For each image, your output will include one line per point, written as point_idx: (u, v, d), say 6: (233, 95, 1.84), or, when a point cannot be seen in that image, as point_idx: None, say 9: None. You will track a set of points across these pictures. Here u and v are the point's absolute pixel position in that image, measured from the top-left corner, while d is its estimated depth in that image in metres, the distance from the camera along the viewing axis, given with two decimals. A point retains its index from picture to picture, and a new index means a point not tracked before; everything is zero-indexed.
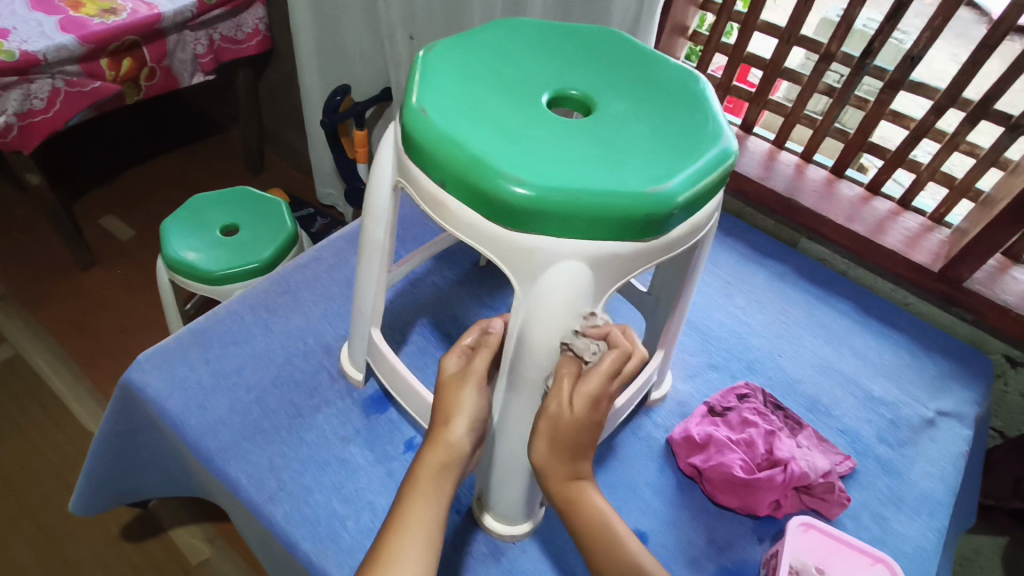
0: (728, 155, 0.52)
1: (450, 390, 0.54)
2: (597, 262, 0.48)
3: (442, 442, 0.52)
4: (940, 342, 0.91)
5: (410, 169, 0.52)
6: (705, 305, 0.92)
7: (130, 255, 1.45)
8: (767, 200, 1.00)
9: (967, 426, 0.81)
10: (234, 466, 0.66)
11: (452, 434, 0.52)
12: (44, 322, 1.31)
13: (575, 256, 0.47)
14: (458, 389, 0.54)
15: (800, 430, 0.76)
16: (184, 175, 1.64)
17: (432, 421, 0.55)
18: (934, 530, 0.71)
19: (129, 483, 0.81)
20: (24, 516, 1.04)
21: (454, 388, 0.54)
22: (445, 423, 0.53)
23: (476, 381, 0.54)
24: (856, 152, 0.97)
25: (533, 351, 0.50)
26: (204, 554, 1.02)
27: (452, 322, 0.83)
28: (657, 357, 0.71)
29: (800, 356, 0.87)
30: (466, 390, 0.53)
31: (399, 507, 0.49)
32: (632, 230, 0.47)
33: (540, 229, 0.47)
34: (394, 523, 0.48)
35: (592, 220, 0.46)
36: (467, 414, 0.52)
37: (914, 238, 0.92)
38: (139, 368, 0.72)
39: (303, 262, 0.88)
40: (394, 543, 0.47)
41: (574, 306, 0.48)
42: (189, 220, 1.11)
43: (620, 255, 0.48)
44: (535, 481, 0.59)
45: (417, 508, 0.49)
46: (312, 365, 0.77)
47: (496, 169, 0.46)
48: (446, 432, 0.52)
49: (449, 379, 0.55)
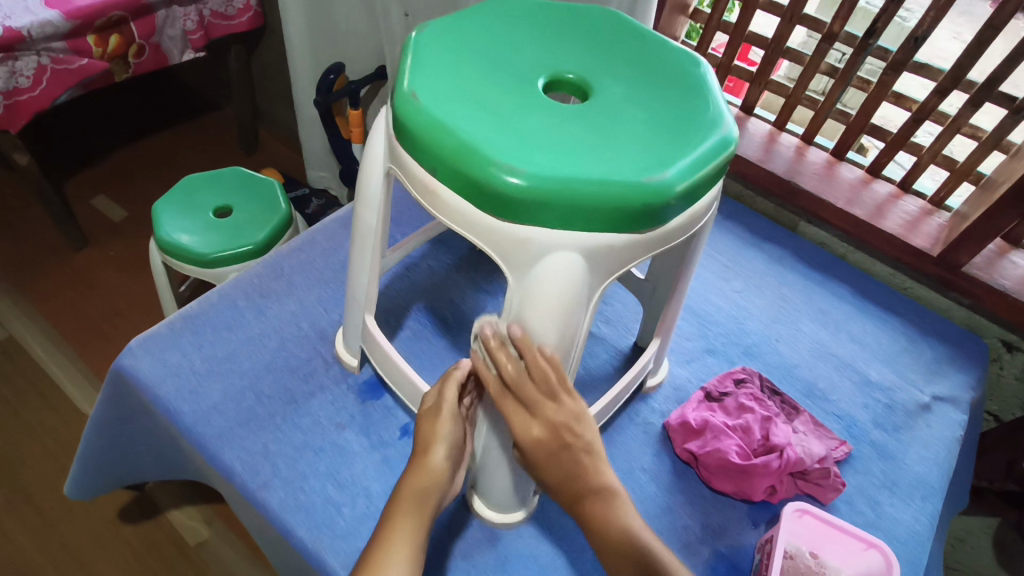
0: (728, 143, 0.50)
1: (426, 423, 0.56)
2: (591, 253, 0.47)
3: (424, 467, 0.54)
4: (937, 327, 0.91)
5: (401, 156, 0.51)
6: (703, 290, 0.92)
7: (122, 236, 1.43)
8: (767, 182, 0.99)
9: (961, 411, 0.81)
10: (228, 453, 0.66)
11: (431, 461, 0.54)
12: (36, 303, 1.30)
13: (568, 247, 0.46)
14: (435, 421, 0.56)
15: (797, 415, 0.76)
16: (176, 155, 1.62)
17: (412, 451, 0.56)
18: (927, 514, 0.72)
19: (126, 467, 0.80)
20: (21, 498, 1.04)
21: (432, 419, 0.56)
22: (425, 451, 0.55)
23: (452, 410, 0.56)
24: (857, 134, 0.96)
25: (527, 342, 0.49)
26: (202, 535, 1.02)
27: (448, 307, 0.83)
28: (654, 346, 0.70)
29: (797, 341, 0.87)
30: (443, 421, 0.56)
31: (380, 530, 0.51)
32: (627, 221, 0.46)
33: (533, 219, 0.46)
34: (375, 545, 0.49)
35: (587, 210, 0.45)
36: (445, 442, 0.55)
37: (913, 222, 0.91)
38: (130, 353, 0.71)
39: (296, 246, 0.86)
40: (378, 563, 0.48)
41: (568, 297, 0.47)
42: (181, 202, 1.09)
43: (614, 247, 0.47)
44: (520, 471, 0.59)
45: (397, 530, 0.50)
46: (306, 350, 0.76)
47: (488, 158, 0.45)
48: (427, 459, 0.54)
49: (427, 413, 0.57)
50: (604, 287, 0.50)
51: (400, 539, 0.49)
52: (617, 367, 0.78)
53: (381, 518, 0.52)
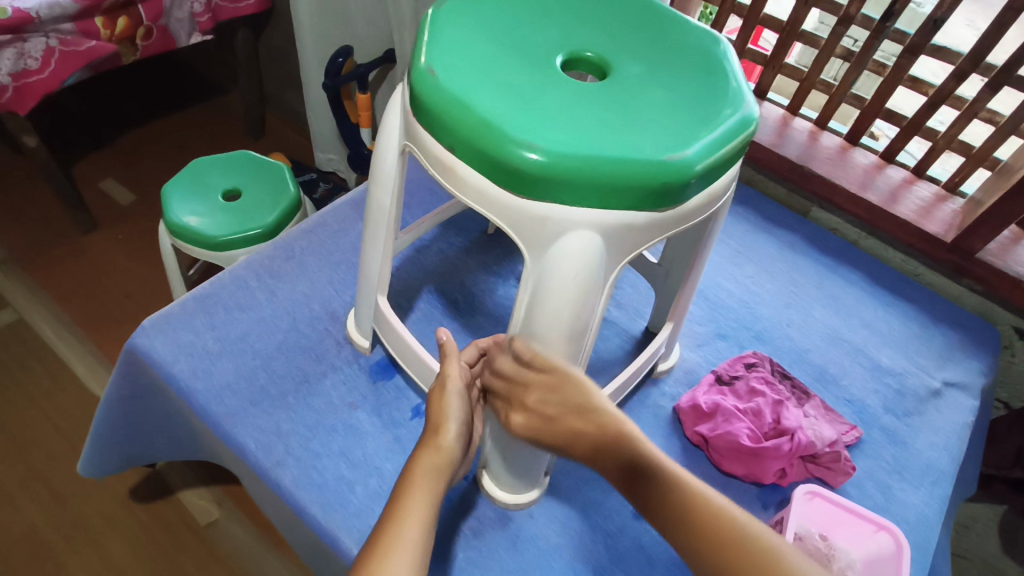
0: (749, 123, 0.50)
1: (434, 404, 0.57)
2: (610, 232, 0.47)
3: (435, 446, 0.54)
4: (949, 313, 0.90)
5: (419, 133, 0.51)
6: (714, 275, 0.91)
7: (131, 219, 1.44)
8: (780, 167, 0.98)
9: (973, 397, 0.81)
10: (241, 431, 0.66)
11: (443, 439, 0.54)
12: (46, 285, 1.30)
13: (587, 225, 0.46)
14: (443, 400, 0.56)
15: (808, 400, 0.76)
16: (183, 138, 1.62)
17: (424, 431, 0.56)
18: (937, 499, 0.72)
19: (138, 446, 0.81)
20: (33, 478, 1.05)
21: (442, 397, 0.56)
22: (437, 430, 0.55)
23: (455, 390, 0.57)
24: (872, 119, 0.94)
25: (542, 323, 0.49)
26: (212, 515, 1.03)
27: (459, 289, 0.83)
28: (667, 329, 0.70)
29: (808, 326, 0.87)
30: (452, 398, 0.56)
31: (392, 503, 0.50)
32: (647, 200, 0.46)
33: (552, 196, 0.45)
34: (388, 518, 0.48)
35: (607, 187, 0.44)
36: (456, 421, 0.55)
37: (927, 208, 0.91)
38: (144, 332, 0.72)
39: (307, 228, 0.86)
40: (390, 536, 0.47)
41: (586, 276, 0.47)
42: (191, 184, 1.09)
43: (633, 226, 0.47)
44: (521, 463, 0.60)
45: (411, 504, 0.49)
46: (318, 331, 0.76)
47: (507, 134, 0.44)
48: (439, 437, 0.54)
49: (436, 391, 0.57)
50: (621, 268, 0.49)
51: (412, 512, 0.48)
52: (628, 351, 0.78)
53: (392, 491, 0.51)
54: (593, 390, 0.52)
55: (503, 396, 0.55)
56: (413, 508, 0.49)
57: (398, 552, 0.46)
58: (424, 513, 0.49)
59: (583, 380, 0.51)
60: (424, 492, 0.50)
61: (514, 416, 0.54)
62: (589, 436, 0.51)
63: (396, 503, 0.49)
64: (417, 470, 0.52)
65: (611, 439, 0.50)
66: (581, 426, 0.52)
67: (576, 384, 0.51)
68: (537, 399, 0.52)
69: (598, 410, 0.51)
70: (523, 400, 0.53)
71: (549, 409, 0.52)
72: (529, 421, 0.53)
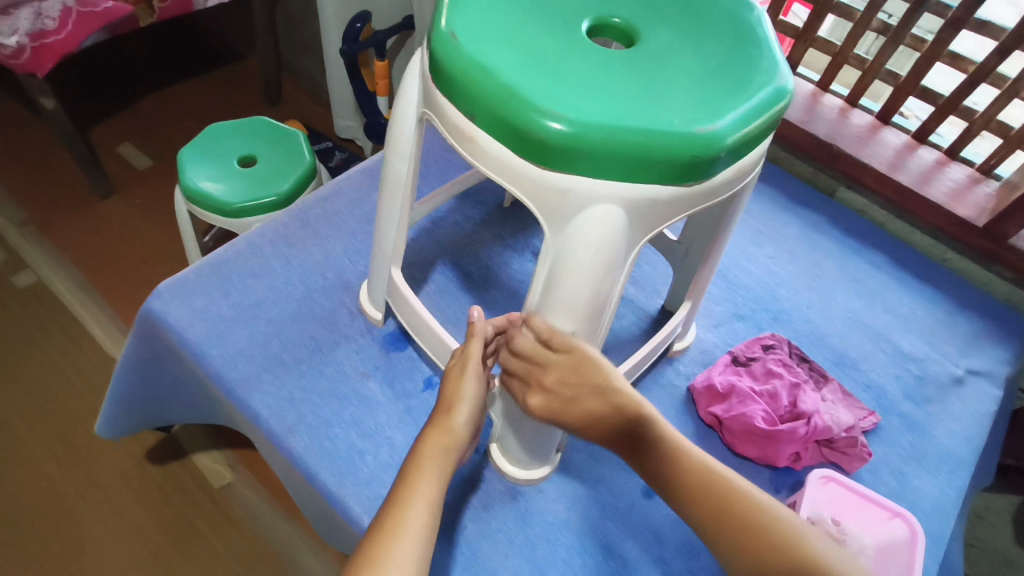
0: (782, 94, 0.48)
1: (450, 384, 0.56)
2: (632, 206, 0.45)
3: (445, 427, 0.54)
4: (977, 300, 0.88)
5: (438, 100, 0.49)
6: (734, 254, 0.89)
7: (148, 185, 1.44)
8: (806, 145, 0.95)
9: (996, 385, 0.79)
10: (254, 397, 0.67)
11: (454, 421, 0.54)
12: (65, 248, 1.31)
13: (611, 199, 0.44)
14: (458, 379, 0.56)
15: (826, 383, 0.75)
16: (200, 103, 1.61)
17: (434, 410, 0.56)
18: (955, 488, 0.71)
19: (154, 409, 0.82)
20: (53, 436, 1.07)
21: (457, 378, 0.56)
22: (449, 411, 0.55)
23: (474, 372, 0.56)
24: (906, 96, 0.91)
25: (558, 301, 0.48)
26: (226, 479, 1.05)
27: (474, 262, 0.82)
28: (685, 308, 0.68)
29: (829, 309, 0.85)
30: (469, 379, 0.55)
31: (401, 481, 0.50)
32: (673, 173, 0.44)
33: (575, 168, 0.44)
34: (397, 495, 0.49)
35: (632, 159, 0.43)
36: (469, 402, 0.55)
37: (959, 191, 0.88)
38: (158, 296, 0.72)
39: (322, 196, 0.86)
40: (398, 514, 0.47)
41: (608, 253, 0.45)
42: (207, 148, 1.08)
43: (658, 201, 0.46)
44: (541, 438, 0.60)
45: (419, 482, 0.49)
46: (332, 301, 0.76)
47: (530, 102, 0.43)
48: (450, 419, 0.54)
49: (453, 373, 0.56)
50: (643, 245, 0.48)
51: (420, 492, 0.49)
52: (644, 330, 0.77)
53: (400, 471, 0.51)
54: (609, 369, 0.52)
55: (521, 375, 0.54)
56: (422, 483, 0.49)
57: (405, 532, 0.46)
58: (432, 491, 0.49)
59: (598, 359, 0.51)
60: (431, 470, 0.50)
61: (532, 398, 0.53)
62: (608, 420, 0.52)
63: (403, 483, 0.49)
64: (423, 451, 0.52)
65: (628, 420, 0.51)
66: (597, 408, 0.52)
67: (593, 364, 0.51)
68: (555, 379, 0.52)
69: (614, 391, 0.52)
70: (541, 380, 0.53)
71: (567, 391, 0.52)
72: (547, 402, 0.53)
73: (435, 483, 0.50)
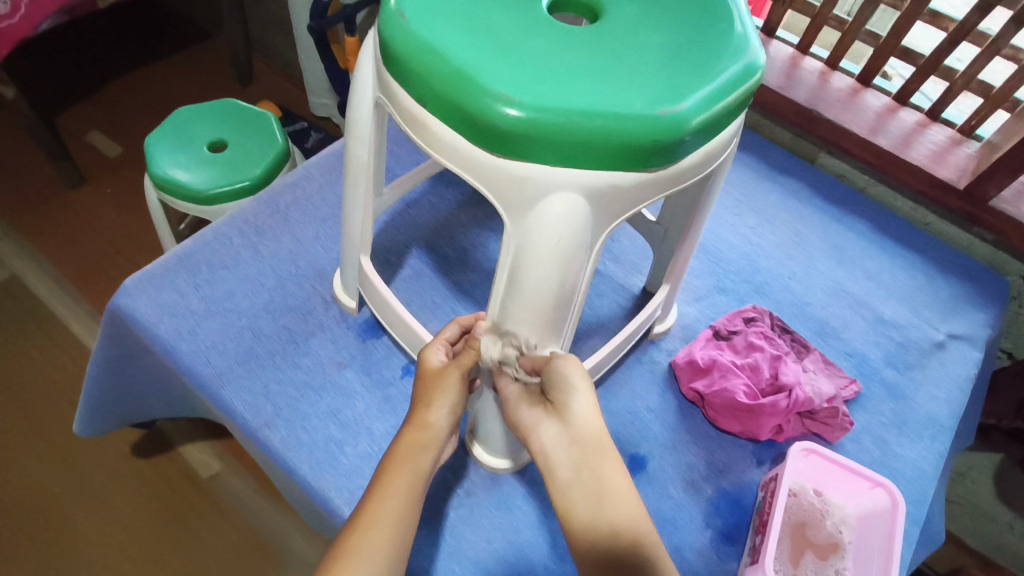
0: (752, 72, 0.46)
1: (430, 379, 0.54)
2: (594, 194, 0.43)
3: (422, 424, 0.52)
4: (958, 264, 0.87)
5: (391, 86, 0.47)
6: (715, 226, 0.88)
7: (118, 173, 1.40)
8: (786, 111, 0.93)
9: (977, 349, 0.79)
10: (228, 392, 0.65)
11: (430, 417, 0.52)
12: (36, 241, 1.28)
13: (571, 187, 0.43)
14: (439, 379, 0.53)
15: (807, 354, 0.74)
16: (169, 86, 1.56)
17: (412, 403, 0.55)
18: (936, 453, 0.71)
19: (131, 406, 0.80)
20: (35, 434, 1.06)
21: (440, 378, 0.53)
22: (426, 405, 0.53)
23: (460, 372, 0.53)
24: (886, 58, 0.89)
25: (523, 295, 0.47)
26: (214, 469, 1.04)
27: (450, 245, 0.80)
28: (663, 290, 0.67)
29: (811, 279, 0.84)
30: (450, 381, 0.53)
31: (375, 481, 0.49)
32: (635, 159, 0.43)
33: (532, 156, 0.42)
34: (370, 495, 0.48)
35: (590, 146, 0.41)
36: (447, 401, 0.53)
37: (940, 153, 0.86)
38: (125, 293, 0.69)
39: (292, 180, 0.83)
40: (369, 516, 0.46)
41: (570, 243, 0.44)
42: (174, 135, 1.05)
43: (620, 188, 0.44)
44: None
45: (392, 483, 0.48)
46: (304, 290, 0.74)
47: (481, 86, 0.41)
48: (427, 415, 0.52)
49: (433, 371, 0.54)
50: (609, 233, 0.46)
51: (392, 492, 0.48)
52: (623, 308, 0.76)
53: (377, 467, 0.50)
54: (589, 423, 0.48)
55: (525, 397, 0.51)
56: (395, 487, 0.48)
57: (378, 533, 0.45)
58: (404, 493, 0.48)
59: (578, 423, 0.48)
60: (410, 467, 0.50)
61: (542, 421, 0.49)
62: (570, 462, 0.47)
63: (379, 481, 0.49)
64: (401, 448, 0.51)
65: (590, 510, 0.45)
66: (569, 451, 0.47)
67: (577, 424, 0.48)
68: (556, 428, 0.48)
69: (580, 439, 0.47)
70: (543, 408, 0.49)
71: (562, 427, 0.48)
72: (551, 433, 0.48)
73: (411, 482, 0.49)
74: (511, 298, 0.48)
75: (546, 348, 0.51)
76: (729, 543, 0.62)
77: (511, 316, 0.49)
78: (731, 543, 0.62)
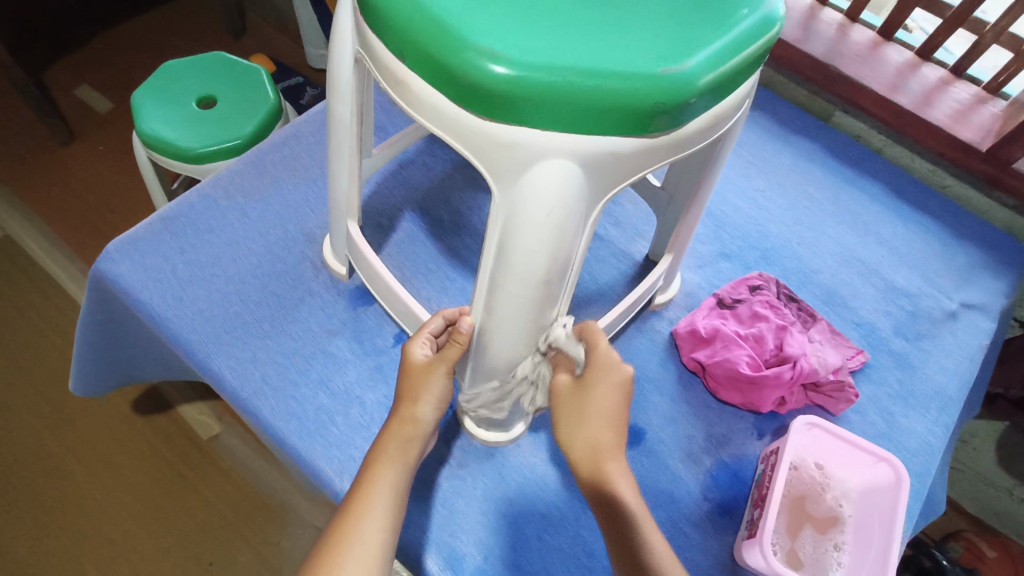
0: (766, 27, 0.42)
1: (415, 373, 0.53)
2: (589, 161, 0.40)
3: (408, 417, 0.51)
4: (976, 230, 0.84)
5: (370, 41, 0.43)
6: (723, 189, 0.85)
7: (109, 129, 1.36)
8: (802, 67, 0.88)
9: (990, 319, 0.77)
10: (216, 360, 0.63)
11: (417, 412, 0.52)
12: (27, 200, 1.25)
13: (564, 154, 0.40)
14: (425, 373, 0.52)
15: (813, 323, 0.72)
16: (159, 39, 1.50)
17: (397, 396, 0.54)
18: (943, 426, 0.69)
19: (123, 369, 0.78)
20: (35, 395, 1.06)
21: (426, 373, 0.52)
22: (412, 401, 0.52)
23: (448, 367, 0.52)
24: (911, 8, 0.83)
25: (513, 269, 0.44)
26: (214, 430, 1.03)
27: (445, 208, 0.77)
28: (666, 261, 0.65)
29: (821, 245, 0.81)
30: (438, 375, 0.52)
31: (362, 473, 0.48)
32: (635, 123, 0.39)
33: (521, 120, 0.39)
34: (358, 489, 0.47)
35: (584, 108, 0.38)
36: (434, 396, 0.52)
37: (962, 112, 0.82)
38: (108, 257, 0.67)
39: (281, 139, 0.80)
40: (355, 510, 0.46)
41: (562, 214, 0.41)
42: (161, 91, 1.01)
43: (618, 155, 0.41)
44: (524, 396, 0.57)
45: (380, 475, 0.48)
46: (294, 255, 0.72)
47: (465, 41, 0.37)
48: (413, 409, 0.52)
49: (418, 366, 0.53)
50: (605, 204, 0.43)
51: (381, 484, 0.47)
52: (625, 275, 0.74)
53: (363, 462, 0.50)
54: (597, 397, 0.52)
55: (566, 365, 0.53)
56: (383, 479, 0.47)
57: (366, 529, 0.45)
58: (393, 484, 0.47)
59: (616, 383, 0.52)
60: (396, 462, 0.49)
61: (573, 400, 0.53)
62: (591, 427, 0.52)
63: (366, 474, 0.48)
64: (386, 443, 0.50)
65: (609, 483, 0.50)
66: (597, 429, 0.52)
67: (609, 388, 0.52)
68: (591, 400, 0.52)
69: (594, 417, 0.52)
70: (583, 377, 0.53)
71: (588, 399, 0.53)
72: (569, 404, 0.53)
73: (397, 475, 0.48)
74: (500, 272, 0.45)
75: (539, 323, 0.49)
76: (726, 516, 0.61)
77: (502, 289, 0.46)
78: (728, 516, 0.61)
